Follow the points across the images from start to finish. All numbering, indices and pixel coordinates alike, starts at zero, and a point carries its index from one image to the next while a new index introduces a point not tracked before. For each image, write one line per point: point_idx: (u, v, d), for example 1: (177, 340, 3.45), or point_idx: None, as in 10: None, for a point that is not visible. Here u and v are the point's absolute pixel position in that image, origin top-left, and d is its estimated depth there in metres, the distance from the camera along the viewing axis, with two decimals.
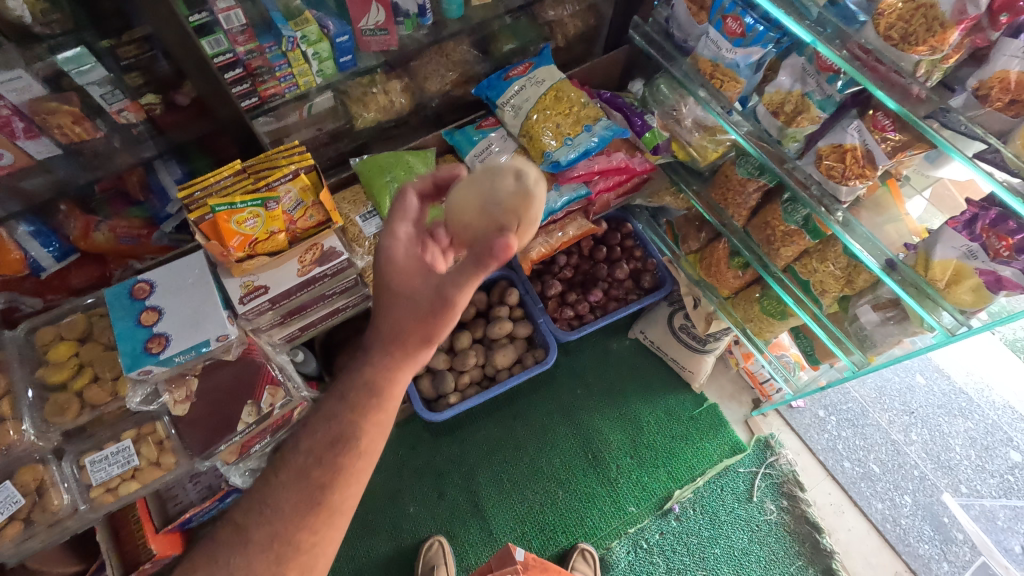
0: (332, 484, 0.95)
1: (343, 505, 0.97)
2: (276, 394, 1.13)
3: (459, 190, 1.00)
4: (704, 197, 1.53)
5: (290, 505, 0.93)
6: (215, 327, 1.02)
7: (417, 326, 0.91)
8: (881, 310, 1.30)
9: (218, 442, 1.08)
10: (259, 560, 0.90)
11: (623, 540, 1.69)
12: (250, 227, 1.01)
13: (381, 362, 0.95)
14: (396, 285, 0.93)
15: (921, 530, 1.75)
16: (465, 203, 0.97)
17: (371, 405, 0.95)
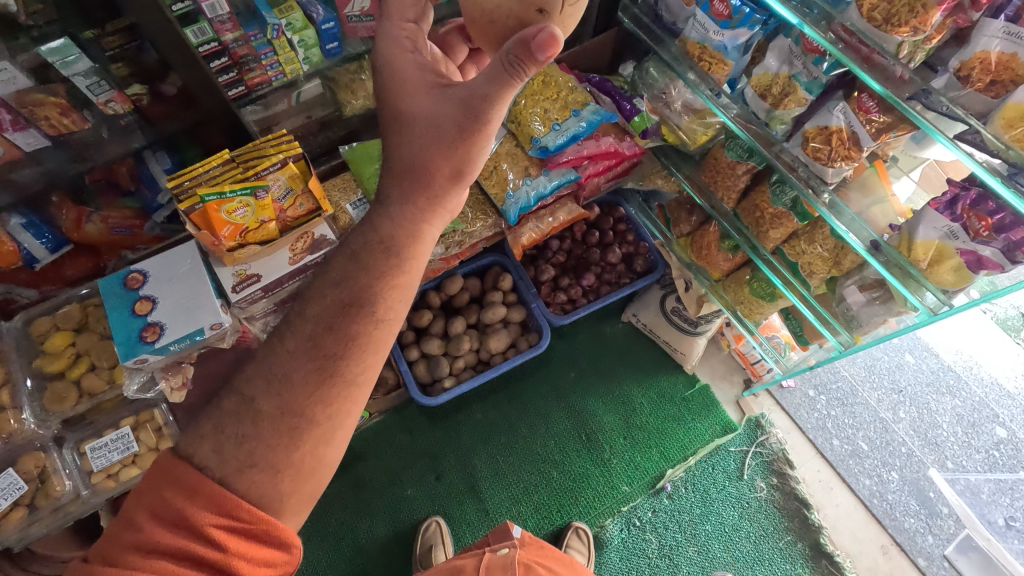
0: (348, 351, 0.85)
1: (362, 375, 0.87)
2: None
3: None
4: (694, 180, 1.55)
5: (302, 375, 0.83)
6: (209, 315, 1.03)
7: (446, 159, 0.89)
8: (866, 291, 1.31)
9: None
10: (270, 432, 0.82)
11: (617, 518, 1.73)
12: (241, 217, 1.01)
13: (400, 212, 0.92)
14: (409, 109, 0.89)
15: (907, 505, 1.79)
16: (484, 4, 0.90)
17: (391, 265, 0.90)
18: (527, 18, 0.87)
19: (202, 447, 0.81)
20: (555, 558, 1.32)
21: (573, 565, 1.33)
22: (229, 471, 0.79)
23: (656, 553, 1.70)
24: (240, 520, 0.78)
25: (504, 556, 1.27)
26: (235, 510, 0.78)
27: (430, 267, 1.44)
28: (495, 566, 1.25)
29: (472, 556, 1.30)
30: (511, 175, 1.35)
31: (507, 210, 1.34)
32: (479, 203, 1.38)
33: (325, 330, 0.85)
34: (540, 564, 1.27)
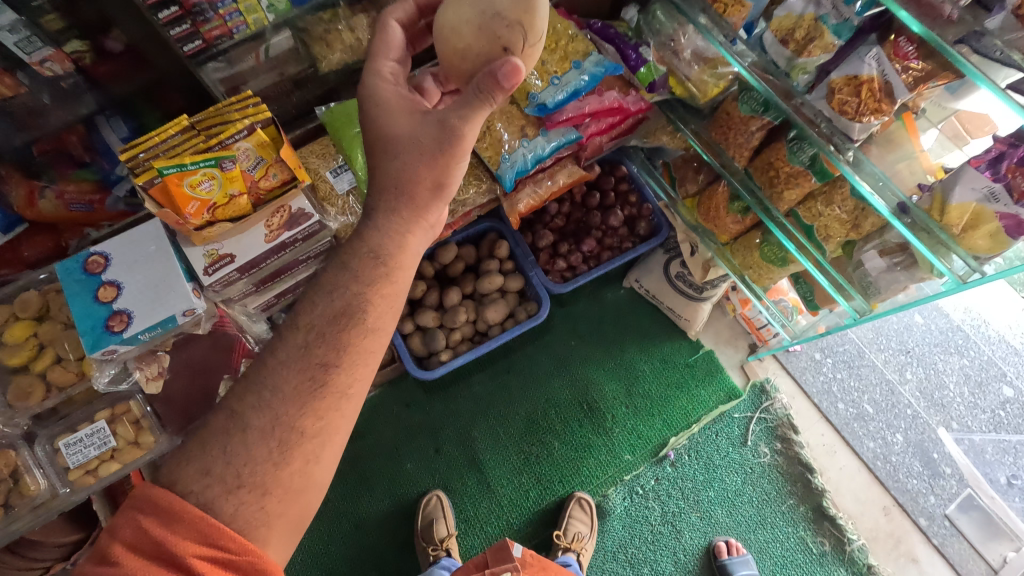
0: (339, 360, 0.83)
1: (353, 387, 0.84)
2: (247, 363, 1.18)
3: (451, 9, 0.96)
4: (703, 135, 1.43)
5: (293, 385, 0.80)
6: (180, 301, 0.95)
7: (428, 169, 0.89)
8: (888, 256, 1.24)
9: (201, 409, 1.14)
10: (261, 449, 0.77)
11: (619, 487, 1.72)
12: (207, 191, 0.91)
13: (387, 224, 0.89)
14: (392, 126, 0.90)
15: (911, 466, 1.78)
16: (461, 34, 0.95)
17: (380, 274, 0.87)
18: (494, 56, 0.94)
19: (186, 471, 0.75)
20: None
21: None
22: (214, 495, 0.73)
23: (659, 520, 1.69)
24: (225, 551, 0.71)
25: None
26: (221, 539, 0.71)
27: None
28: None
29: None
30: (506, 137, 1.24)
31: (503, 175, 1.23)
32: (471, 167, 1.27)
33: (318, 338, 0.82)
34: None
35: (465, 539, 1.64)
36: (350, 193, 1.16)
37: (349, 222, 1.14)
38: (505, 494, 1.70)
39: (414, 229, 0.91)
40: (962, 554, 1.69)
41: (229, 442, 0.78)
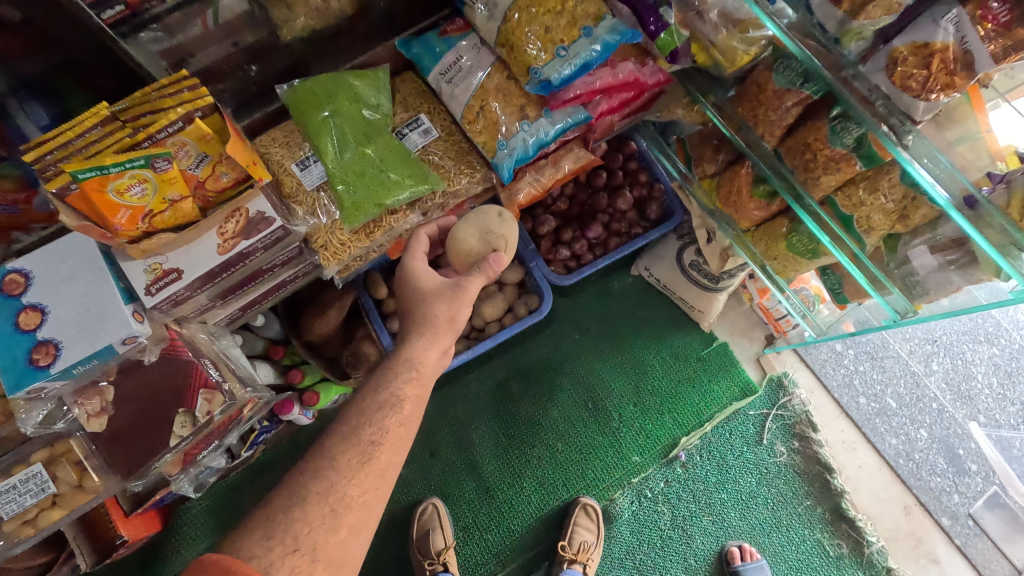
0: (384, 437, 0.95)
1: (389, 467, 0.95)
2: (214, 398, 0.90)
3: (454, 229, 1.10)
4: (727, 112, 1.24)
5: (347, 457, 0.92)
6: (117, 328, 0.79)
7: (445, 304, 1.03)
8: (939, 253, 1.09)
9: (151, 460, 0.88)
10: (314, 513, 0.86)
11: (627, 490, 1.62)
12: (139, 197, 0.75)
13: (416, 342, 1.03)
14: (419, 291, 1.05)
15: (935, 464, 1.68)
16: (464, 238, 1.08)
17: (403, 377, 0.99)
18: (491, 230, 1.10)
19: (250, 539, 0.83)
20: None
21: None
22: (274, 558, 0.81)
23: (668, 525, 1.60)
24: None
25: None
26: None
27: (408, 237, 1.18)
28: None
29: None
30: (503, 118, 1.06)
31: (500, 165, 1.07)
32: (462, 153, 1.09)
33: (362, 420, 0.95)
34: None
35: (464, 547, 1.55)
36: (321, 189, 0.99)
37: (321, 224, 0.98)
38: (505, 499, 1.59)
39: (432, 345, 1.03)
40: (985, 555, 1.61)
41: (285, 512, 0.86)
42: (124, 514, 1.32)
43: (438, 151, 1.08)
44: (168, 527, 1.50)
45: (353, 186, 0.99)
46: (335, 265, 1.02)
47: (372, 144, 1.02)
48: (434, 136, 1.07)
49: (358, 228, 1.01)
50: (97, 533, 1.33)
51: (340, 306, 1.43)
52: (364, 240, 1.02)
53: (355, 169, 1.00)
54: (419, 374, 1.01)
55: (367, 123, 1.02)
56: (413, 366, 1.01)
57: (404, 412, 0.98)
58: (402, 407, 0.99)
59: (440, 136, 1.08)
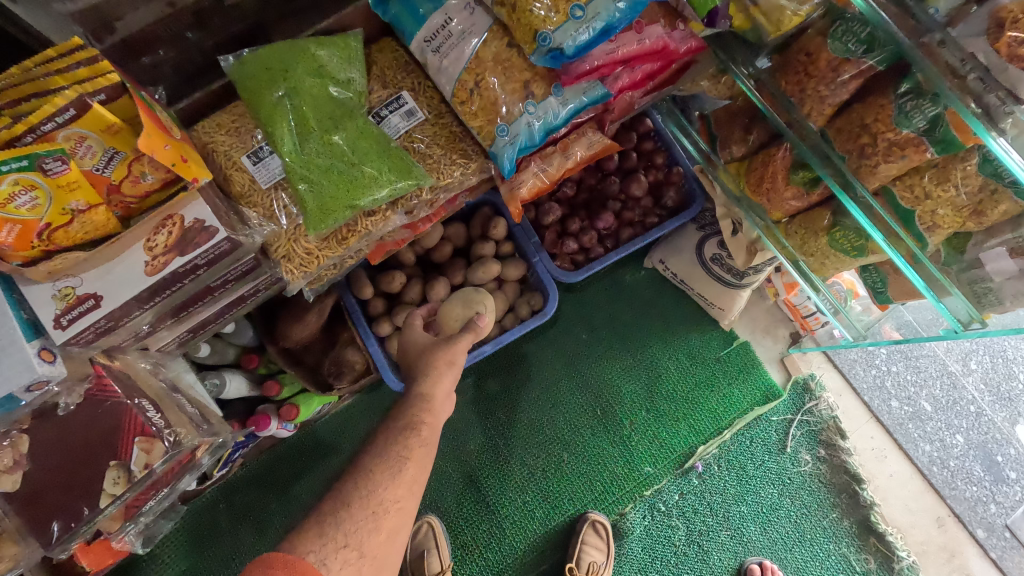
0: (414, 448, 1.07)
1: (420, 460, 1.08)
2: (152, 450, 0.73)
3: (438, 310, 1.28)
4: (766, 86, 1.05)
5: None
6: (19, 374, 0.62)
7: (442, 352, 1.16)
8: (1020, 257, 0.92)
9: (76, 525, 0.72)
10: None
11: (638, 504, 1.49)
12: (29, 209, 0.60)
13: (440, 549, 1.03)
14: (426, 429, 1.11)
15: (971, 472, 1.55)
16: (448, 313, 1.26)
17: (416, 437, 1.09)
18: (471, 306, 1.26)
19: None
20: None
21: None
22: (328, 553, 0.91)
23: (683, 540, 1.48)
24: None
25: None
26: None
27: (391, 238, 1.00)
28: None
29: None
30: (503, 95, 0.87)
31: (500, 156, 0.89)
32: (454, 139, 0.90)
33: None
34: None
35: (461, 567, 1.43)
36: (279, 187, 0.82)
37: (281, 230, 0.81)
38: (506, 515, 1.46)
39: (437, 383, 1.14)
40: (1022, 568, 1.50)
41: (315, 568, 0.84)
42: None
43: (424, 137, 0.89)
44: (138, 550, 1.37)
45: (319, 183, 0.81)
46: (302, 278, 0.85)
47: (341, 131, 0.83)
48: (419, 119, 0.89)
49: (327, 235, 0.83)
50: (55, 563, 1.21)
51: (320, 310, 1.27)
52: (336, 248, 0.85)
53: (319, 162, 0.82)
54: (431, 404, 1.13)
55: (334, 102, 0.83)
56: (424, 399, 1.13)
57: (424, 431, 1.11)
58: (422, 428, 1.11)
59: (427, 118, 0.90)
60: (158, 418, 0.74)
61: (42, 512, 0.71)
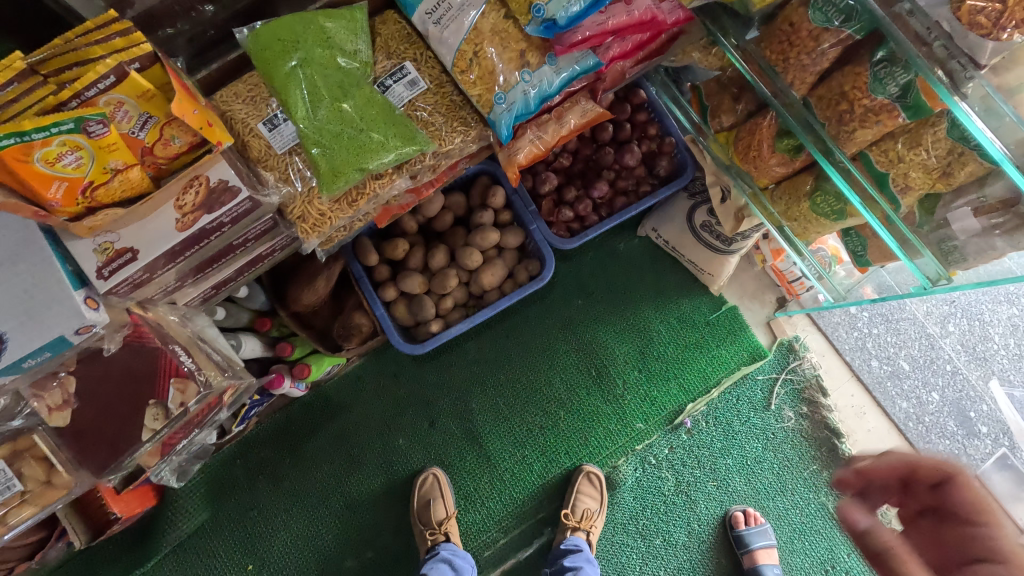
0: None
1: None
2: (186, 390, 0.82)
3: None
4: (751, 56, 1.09)
5: None
6: (68, 318, 0.70)
7: None
8: (984, 216, 0.99)
9: (121, 456, 0.81)
10: None
11: (630, 458, 1.58)
12: (74, 167, 0.64)
13: None
14: None
15: (944, 427, 1.65)
16: None
17: None
18: None
19: None
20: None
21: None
22: None
23: (672, 490, 1.57)
24: None
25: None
26: None
27: (396, 203, 1.07)
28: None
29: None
30: (500, 64, 0.92)
31: (497, 122, 0.95)
32: (454, 107, 0.96)
33: None
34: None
35: (464, 515, 1.53)
36: (293, 153, 0.88)
37: (295, 192, 0.87)
38: (507, 468, 1.56)
39: None
40: None
41: None
42: (114, 494, 1.28)
43: (427, 105, 0.94)
44: (162, 502, 1.46)
45: (330, 148, 0.87)
46: (316, 238, 0.92)
47: (350, 99, 0.89)
48: (421, 88, 0.94)
49: (337, 196, 0.90)
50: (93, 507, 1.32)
51: (328, 275, 1.33)
52: (347, 209, 0.92)
53: (330, 128, 0.88)
54: None
55: (343, 73, 0.88)
56: None
57: None
58: None
59: (429, 88, 0.95)
60: (189, 360, 0.82)
61: (90, 447, 0.81)
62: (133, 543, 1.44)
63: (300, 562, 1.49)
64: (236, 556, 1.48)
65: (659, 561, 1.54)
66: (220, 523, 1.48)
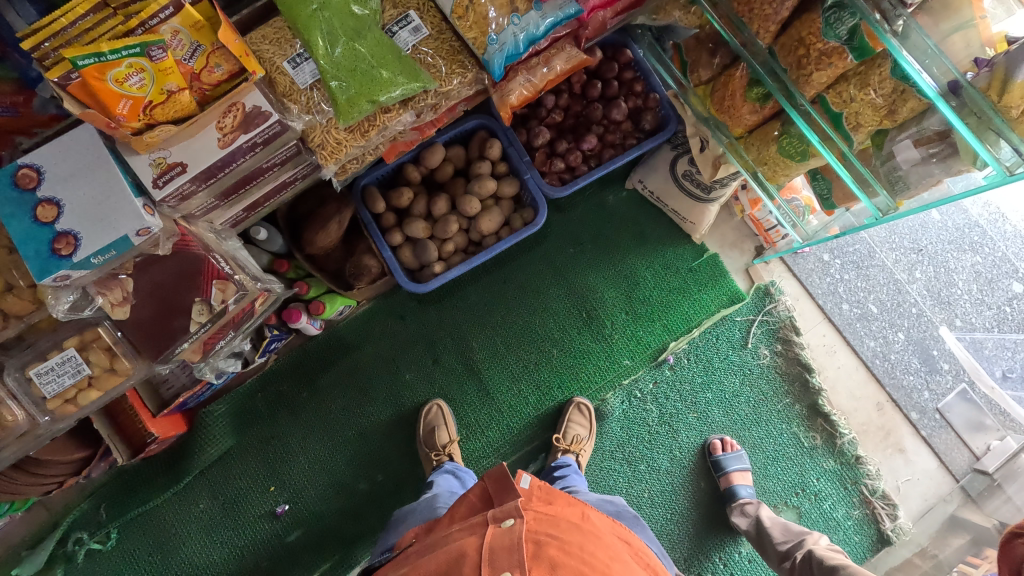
0: None
1: None
2: (227, 289, 1.03)
3: None
4: (722, 9, 1.23)
5: None
6: (131, 221, 0.86)
7: None
8: (923, 146, 1.12)
9: (173, 346, 1.01)
10: None
11: (617, 391, 1.72)
12: (137, 86, 0.81)
13: None
14: None
15: (909, 364, 1.78)
16: None
17: None
18: None
19: None
20: (573, 528, 0.84)
21: (602, 541, 0.85)
22: None
23: (656, 421, 1.72)
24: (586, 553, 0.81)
25: (510, 532, 0.79)
26: None
27: (402, 139, 1.24)
28: (500, 549, 0.77)
29: (471, 533, 0.82)
30: (493, 13, 1.05)
31: (490, 62, 1.08)
32: (453, 51, 1.10)
33: None
34: (555, 539, 0.80)
35: (466, 443, 1.67)
36: (313, 87, 1.01)
37: (317, 121, 1.02)
38: (504, 400, 1.70)
39: None
40: (947, 444, 1.74)
41: None
42: (151, 416, 1.41)
43: (429, 49, 1.08)
44: (192, 429, 1.60)
45: (346, 82, 1.01)
46: (333, 164, 1.09)
47: (362, 40, 1.02)
48: (424, 34, 1.07)
49: (352, 126, 1.05)
50: (129, 431, 1.43)
51: (340, 219, 1.43)
52: (360, 139, 1.08)
53: (347, 66, 1.01)
54: None
55: (356, 19, 1.01)
56: None
57: None
58: None
59: (430, 34, 1.08)
60: (227, 265, 1.03)
61: (150, 337, 1.01)
62: (167, 465, 1.60)
63: (317, 484, 1.63)
64: (260, 478, 1.62)
65: (643, 484, 1.68)
66: (244, 449, 1.63)
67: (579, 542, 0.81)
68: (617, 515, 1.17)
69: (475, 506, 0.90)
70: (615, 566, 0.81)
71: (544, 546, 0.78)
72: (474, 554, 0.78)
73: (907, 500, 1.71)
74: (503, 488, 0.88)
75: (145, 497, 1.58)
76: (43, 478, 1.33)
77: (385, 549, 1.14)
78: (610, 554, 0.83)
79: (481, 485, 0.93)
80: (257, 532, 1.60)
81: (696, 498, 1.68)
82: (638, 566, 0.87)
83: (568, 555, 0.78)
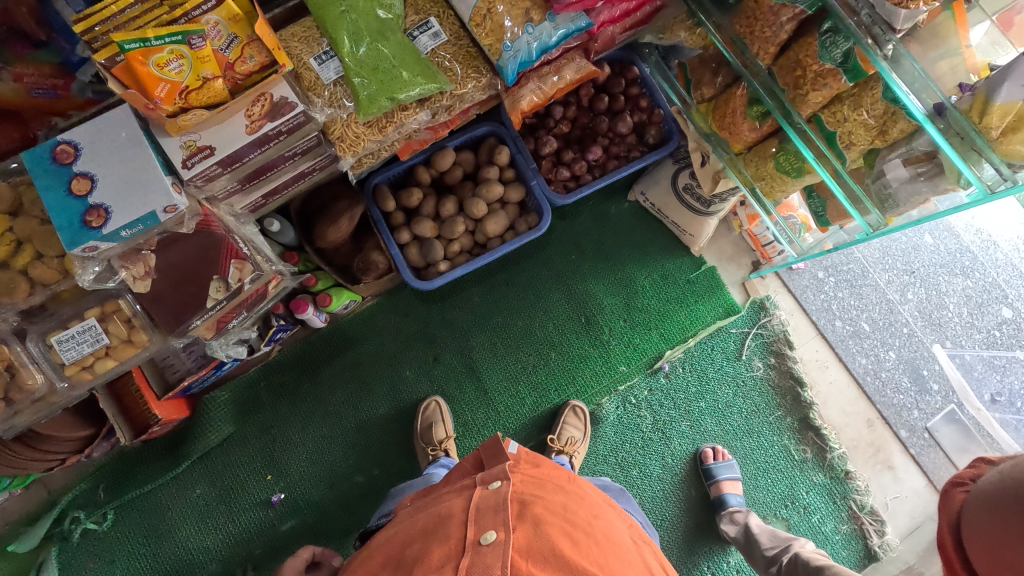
0: None
1: None
2: (243, 268, 1.10)
3: None
4: (725, 31, 1.29)
5: None
6: (160, 197, 0.93)
7: None
8: (912, 166, 1.17)
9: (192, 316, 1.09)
10: None
11: (613, 397, 1.76)
12: (177, 73, 0.89)
13: None
14: None
15: (899, 382, 1.82)
16: None
17: None
18: None
19: None
20: (558, 490, 0.87)
21: (586, 501, 0.88)
22: None
23: (649, 427, 1.75)
24: (575, 519, 0.82)
25: (497, 493, 0.82)
26: None
27: (416, 138, 1.32)
28: (486, 508, 0.79)
29: (459, 495, 0.85)
30: (508, 22, 1.13)
31: (504, 67, 1.15)
32: (469, 56, 1.17)
33: None
34: (540, 498, 0.82)
35: (462, 439, 1.69)
36: (337, 83, 1.09)
37: (338, 115, 1.10)
38: (502, 400, 1.74)
39: None
40: (936, 463, 1.76)
41: None
42: (156, 398, 1.43)
43: (447, 53, 1.16)
44: (193, 414, 1.63)
45: (367, 80, 1.08)
46: (350, 156, 1.16)
47: (386, 42, 1.10)
48: (442, 40, 1.15)
49: (371, 120, 1.13)
50: (133, 412, 1.44)
51: (351, 214, 1.47)
52: (376, 134, 1.15)
53: (370, 65, 1.09)
54: None
55: (381, 22, 1.09)
56: None
57: None
58: None
59: (448, 40, 1.16)
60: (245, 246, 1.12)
61: (167, 310, 1.08)
62: (168, 448, 1.63)
63: (314, 474, 1.66)
64: (259, 466, 1.65)
65: (635, 489, 1.70)
66: (245, 437, 1.65)
67: (562, 501, 0.84)
68: (604, 487, 1.25)
69: (467, 472, 0.95)
70: (597, 524, 0.84)
71: (528, 506, 0.80)
72: (461, 514, 0.80)
73: (895, 517, 1.73)
74: (493, 453, 0.92)
75: (142, 481, 1.60)
76: (46, 454, 1.34)
77: (384, 516, 1.18)
78: (593, 513, 0.86)
79: (474, 453, 0.97)
80: (252, 520, 1.61)
81: (687, 506, 1.70)
82: (622, 524, 0.91)
83: (552, 513, 0.80)
